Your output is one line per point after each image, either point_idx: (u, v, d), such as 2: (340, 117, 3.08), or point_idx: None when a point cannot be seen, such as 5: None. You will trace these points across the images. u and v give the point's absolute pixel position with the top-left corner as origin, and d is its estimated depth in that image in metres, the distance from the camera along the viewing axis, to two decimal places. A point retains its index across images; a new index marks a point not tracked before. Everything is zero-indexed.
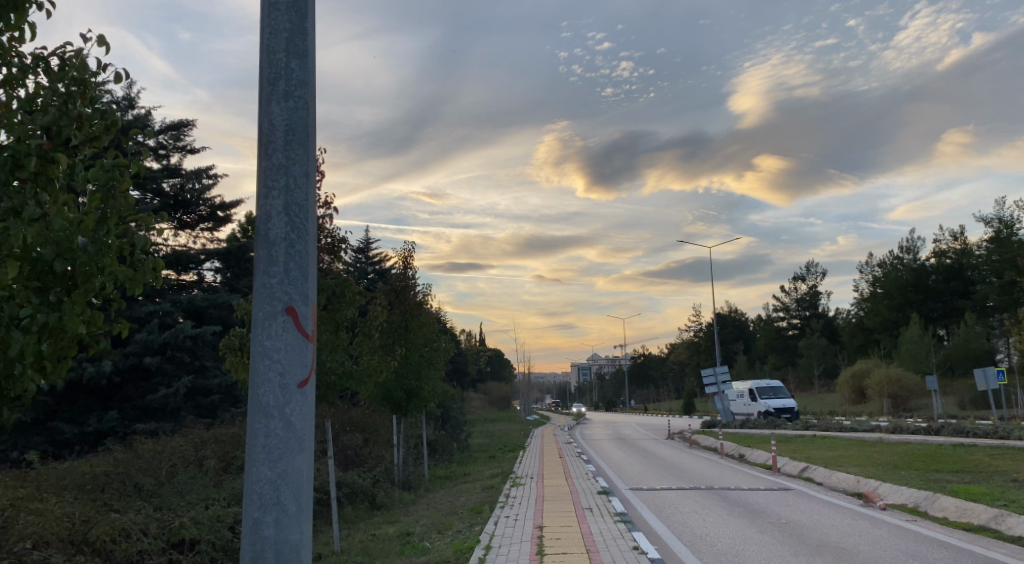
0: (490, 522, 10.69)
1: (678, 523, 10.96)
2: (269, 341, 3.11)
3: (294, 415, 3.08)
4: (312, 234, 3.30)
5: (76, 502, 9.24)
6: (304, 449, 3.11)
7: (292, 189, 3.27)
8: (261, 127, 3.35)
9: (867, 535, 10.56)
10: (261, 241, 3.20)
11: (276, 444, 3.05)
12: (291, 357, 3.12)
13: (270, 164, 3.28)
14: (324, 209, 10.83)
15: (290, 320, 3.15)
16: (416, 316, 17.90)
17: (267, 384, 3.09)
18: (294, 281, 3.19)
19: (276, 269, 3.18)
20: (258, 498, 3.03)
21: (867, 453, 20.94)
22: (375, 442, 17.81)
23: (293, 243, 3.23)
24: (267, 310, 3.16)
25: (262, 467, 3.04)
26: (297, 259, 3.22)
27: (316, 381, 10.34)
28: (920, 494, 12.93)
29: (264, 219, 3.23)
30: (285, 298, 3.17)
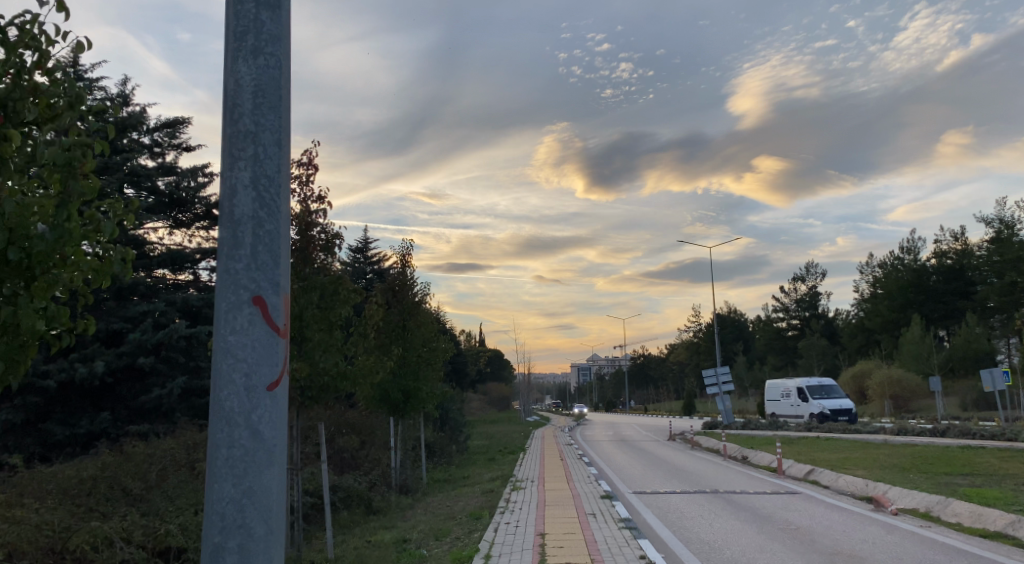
0: (490, 529, 10.32)
1: (685, 530, 10.59)
2: (232, 336, 2.86)
3: (261, 422, 2.83)
4: (283, 211, 3.05)
5: (58, 509, 8.88)
6: (273, 462, 2.85)
7: (261, 160, 3.03)
8: (227, 88, 3.10)
9: (881, 542, 10.15)
10: (227, 220, 2.96)
11: (241, 458, 2.80)
12: (260, 355, 2.87)
13: (236, 130, 3.03)
14: (318, 204, 10.47)
15: (257, 312, 2.90)
16: (414, 315, 17.53)
17: (232, 388, 2.84)
18: (263, 267, 2.95)
19: (242, 252, 2.94)
20: (220, 520, 2.77)
21: (873, 455, 20.57)
22: (373, 445, 17.44)
23: (261, 223, 2.99)
24: (232, 300, 2.91)
25: (225, 484, 2.79)
26: (265, 240, 2.98)
27: (311, 383, 9.98)
28: (932, 498, 12.56)
29: (229, 194, 2.99)
30: (252, 287, 2.92)
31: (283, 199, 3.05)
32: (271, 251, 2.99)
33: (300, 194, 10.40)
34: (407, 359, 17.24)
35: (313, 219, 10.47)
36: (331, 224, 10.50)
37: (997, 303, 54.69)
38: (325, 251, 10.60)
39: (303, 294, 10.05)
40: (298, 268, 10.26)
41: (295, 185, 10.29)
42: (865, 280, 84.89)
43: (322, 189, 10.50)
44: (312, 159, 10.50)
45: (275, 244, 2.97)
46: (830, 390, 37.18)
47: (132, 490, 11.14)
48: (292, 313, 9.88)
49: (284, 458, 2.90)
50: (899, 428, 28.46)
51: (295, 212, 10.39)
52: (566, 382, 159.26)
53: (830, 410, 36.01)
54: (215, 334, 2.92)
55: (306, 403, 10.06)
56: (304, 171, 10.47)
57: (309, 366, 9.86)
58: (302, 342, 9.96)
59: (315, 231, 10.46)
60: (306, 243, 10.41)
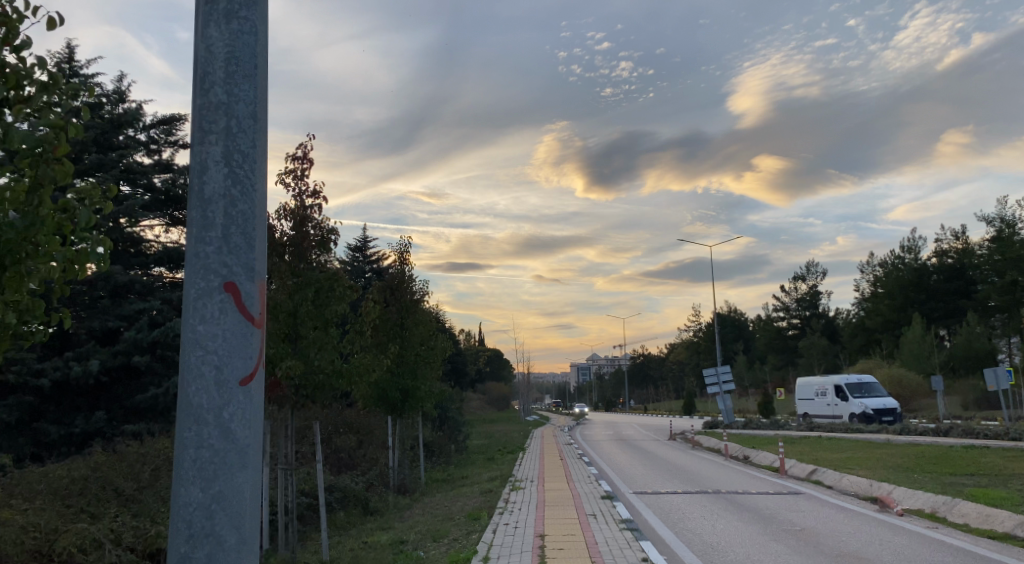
0: (489, 531, 10.12)
1: (686, 530, 10.40)
2: (201, 326, 2.70)
3: (233, 421, 2.66)
4: (258, 188, 2.89)
5: (46, 511, 8.66)
6: (247, 464, 2.68)
7: (235, 133, 2.87)
8: (197, 55, 2.94)
9: (888, 544, 9.94)
10: (196, 197, 2.80)
11: (211, 459, 2.63)
12: (232, 346, 2.71)
13: (206, 100, 2.86)
14: (313, 199, 10.26)
15: (229, 299, 2.74)
16: (412, 313, 17.35)
17: (200, 382, 2.67)
18: (236, 251, 2.80)
19: (213, 234, 2.78)
20: (186, 527, 2.60)
21: (876, 455, 20.37)
22: (370, 444, 17.25)
23: (234, 202, 2.83)
24: (202, 286, 2.74)
25: (193, 488, 2.62)
26: (238, 221, 2.83)
27: (305, 381, 9.77)
28: (938, 498, 12.37)
29: (200, 170, 2.83)
30: (224, 272, 2.76)
31: (258, 175, 2.88)
32: (245, 232, 2.83)
33: (294, 189, 10.21)
34: (404, 357, 17.05)
35: (308, 214, 10.27)
36: (326, 219, 10.29)
37: (998, 302, 54.54)
38: (321, 248, 10.36)
39: (298, 291, 9.86)
40: (292, 264, 10.05)
41: (289, 179, 10.09)
42: (865, 279, 84.68)
43: (318, 184, 10.31)
44: (307, 153, 10.32)
45: (249, 224, 2.81)
46: (871, 388, 34.36)
47: (124, 491, 10.93)
48: (286, 310, 9.70)
49: (259, 460, 2.73)
50: (901, 427, 28.26)
51: (289, 207, 10.19)
52: (565, 382, 159.10)
53: (873, 410, 32.87)
54: (184, 323, 2.76)
55: (301, 402, 9.86)
56: (299, 165, 10.28)
57: (304, 364, 9.66)
58: (297, 341, 9.77)
59: (310, 227, 10.25)
60: (301, 238, 10.18)
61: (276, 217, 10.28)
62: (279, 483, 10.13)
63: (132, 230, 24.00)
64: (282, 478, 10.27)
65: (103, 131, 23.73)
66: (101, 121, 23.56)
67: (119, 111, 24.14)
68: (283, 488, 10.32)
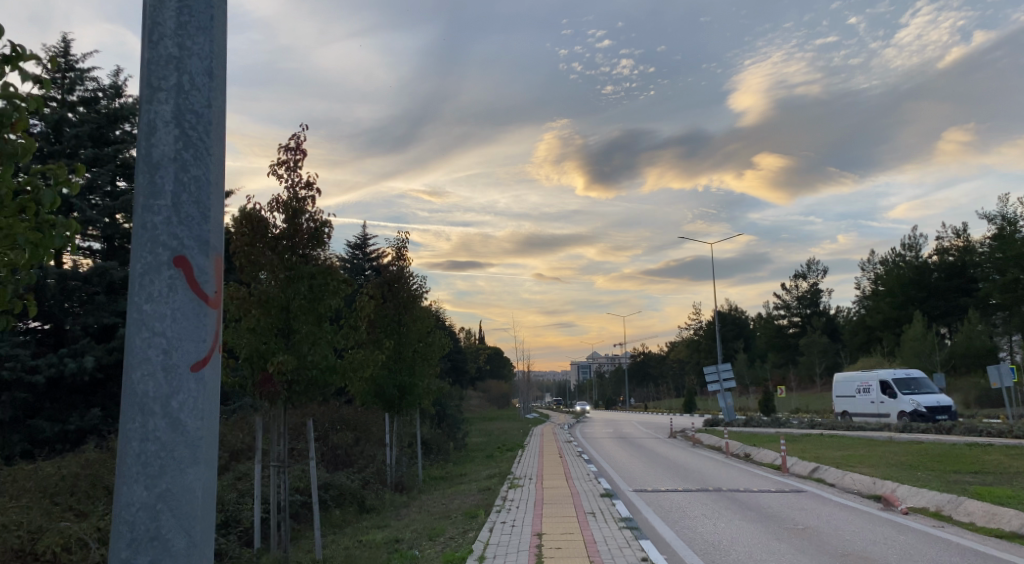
0: (485, 529, 9.92)
1: (687, 529, 10.22)
2: (148, 305, 2.81)
3: (181, 410, 2.78)
4: (211, 151, 3.02)
5: (32, 509, 8.48)
6: (197, 461, 2.80)
7: (186, 92, 3.00)
8: (146, 22, 3.07)
9: (893, 542, 9.72)
10: (144, 160, 2.91)
11: (156, 457, 2.74)
12: (182, 329, 2.84)
13: (157, 54, 3.01)
14: (306, 190, 10.04)
15: (179, 273, 2.86)
16: (409, 310, 17.16)
17: (146, 369, 2.79)
18: (187, 220, 2.91)
19: (164, 203, 2.90)
20: (129, 527, 2.71)
21: (879, 453, 20.16)
22: (367, 442, 17.06)
23: (186, 167, 2.96)
24: (151, 260, 2.87)
25: (137, 487, 2.73)
26: (191, 185, 2.95)
27: (298, 377, 9.57)
28: (943, 496, 12.16)
29: (148, 133, 2.95)
30: (174, 246, 2.88)
31: (212, 139, 3.02)
32: (197, 201, 2.95)
33: (287, 180, 9.99)
34: (401, 354, 16.84)
35: (301, 207, 10.04)
36: (320, 212, 10.07)
37: (999, 300, 54.26)
38: (315, 242, 10.12)
39: (291, 284, 9.65)
40: (285, 258, 9.82)
41: (281, 170, 9.89)
42: (867, 277, 84.31)
43: (311, 175, 10.09)
44: (300, 144, 10.11)
45: (201, 192, 2.94)
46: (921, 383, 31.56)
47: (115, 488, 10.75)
48: (278, 303, 9.52)
49: (211, 455, 2.84)
50: (904, 425, 28.02)
51: (282, 199, 9.97)
52: (566, 381, 158.74)
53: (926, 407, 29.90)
54: (132, 301, 2.87)
55: (294, 399, 9.65)
56: (292, 156, 10.06)
57: (297, 359, 9.45)
58: (290, 336, 9.57)
59: (303, 219, 10.03)
60: (294, 231, 9.95)
61: (268, 210, 10.06)
62: (272, 481, 9.93)
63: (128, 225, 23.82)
64: (275, 476, 10.07)
65: (99, 127, 23.55)
66: (96, 116, 23.37)
67: (114, 106, 23.95)
68: (277, 487, 10.12)
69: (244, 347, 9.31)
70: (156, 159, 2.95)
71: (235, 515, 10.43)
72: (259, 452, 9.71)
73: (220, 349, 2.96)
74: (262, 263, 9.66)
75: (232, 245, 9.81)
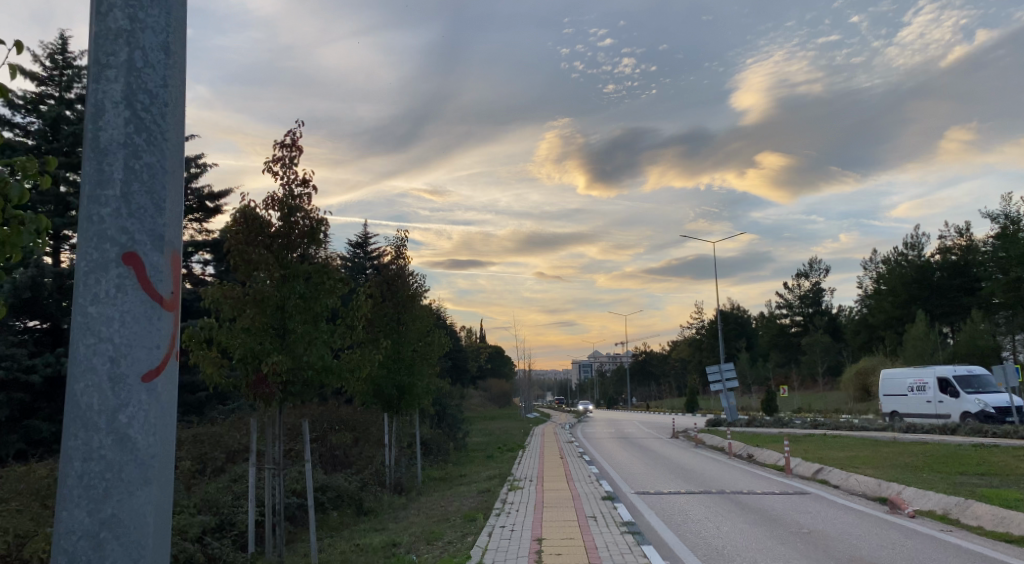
0: (484, 534, 9.71)
1: (690, 533, 10.01)
2: (93, 308, 2.64)
3: (131, 426, 2.61)
4: (167, 136, 2.85)
5: (20, 514, 8.27)
6: (149, 481, 2.62)
7: (139, 72, 2.82)
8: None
9: (903, 549, 9.49)
10: (93, 145, 2.72)
11: (102, 478, 2.56)
12: (132, 333, 2.66)
13: (105, 27, 2.83)
14: (302, 187, 9.82)
15: (130, 270, 2.69)
16: (409, 309, 16.97)
17: (91, 381, 2.61)
18: (139, 213, 2.74)
19: (113, 195, 2.73)
20: (72, 554, 2.53)
21: (883, 454, 19.93)
22: (366, 442, 16.86)
23: (138, 152, 2.78)
24: (98, 257, 2.69)
25: (81, 512, 2.55)
26: (143, 172, 2.77)
27: (294, 378, 9.37)
28: (950, 500, 11.95)
29: (96, 114, 2.76)
30: (123, 241, 2.71)
31: (167, 121, 2.85)
32: (150, 191, 2.77)
33: (283, 178, 9.78)
34: (399, 354, 16.64)
35: (297, 204, 9.83)
36: (316, 209, 9.86)
37: (1002, 299, 54.06)
38: (311, 240, 9.89)
39: (286, 283, 9.45)
40: (281, 257, 9.62)
41: (277, 167, 9.67)
42: (868, 276, 84.07)
43: (307, 172, 9.88)
44: (296, 140, 9.91)
45: (154, 180, 2.76)
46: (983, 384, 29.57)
47: None
48: (273, 303, 9.31)
49: (163, 475, 2.67)
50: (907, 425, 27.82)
51: (278, 197, 9.76)
52: (566, 379, 158.49)
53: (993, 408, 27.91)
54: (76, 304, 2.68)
55: (289, 400, 9.46)
56: (287, 153, 9.86)
57: (292, 360, 9.25)
58: (285, 335, 9.38)
59: (299, 217, 9.82)
60: (290, 230, 9.76)
61: (263, 208, 9.85)
62: (267, 483, 9.69)
63: None
64: (270, 478, 9.81)
65: None
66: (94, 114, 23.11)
67: None
68: (272, 489, 9.84)
69: (237, 347, 9.11)
70: (106, 144, 2.77)
71: (230, 518, 10.28)
72: (254, 453, 9.46)
73: (176, 357, 2.79)
74: (257, 262, 9.43)
75: (226, 244, 9.59)
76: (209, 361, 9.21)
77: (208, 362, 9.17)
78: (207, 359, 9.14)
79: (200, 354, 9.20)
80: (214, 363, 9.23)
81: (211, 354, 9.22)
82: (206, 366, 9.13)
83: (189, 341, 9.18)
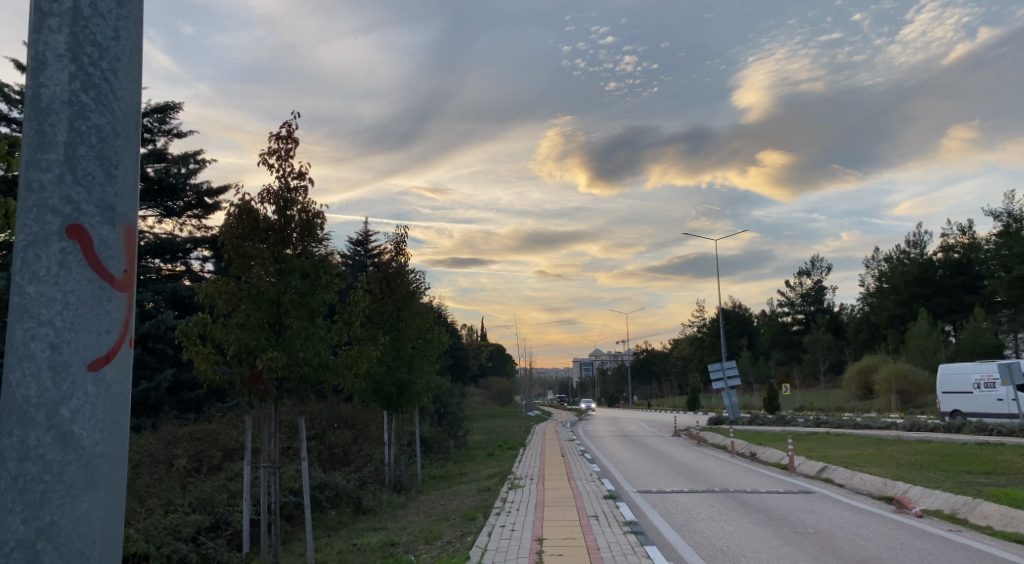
0: (484, 533, 9.52)
1: (694, 533, 9.82)
2: (32, 287, 2.25)
3: (75, 423, 2.22)
4: (122, 93, 2.46)
5: None
6: (94, 487, 2.24)
7: (89, 16, 2.44)
8: None
9: (911, 550, 9.26)
10: (33, 103, 2.33)
11: (38, 485, 2.17)
12: (77, 318, 2.27)
13: None
14: (298, 180, 9.63)
15: (74, 245, 2.31)
16: (409, 306, 16.80)
17: (26, 370, 2.22)
18: (87, 179, 2.36)
19: (55, 155, 2.34)
20: None
21: (888, 452, 19.74)
22: (365, 440, 16.68)
23: (87, 109, 2.39)
24: (38, 228, 2.30)
25: (12, 525, 2.15)
26: (94, 134, 2.39)
27: (291, 374, 9.17)
28: (958, 499, 11.76)
29: (35, 63, 2.36)
30: (68, 211, 2.32)
31: (121, 75, 2.46)
32: (99, 154, 2.39)
33: (278, 170, 9.60)
34: (398, 351, 16.44)
35: (293, 197, 9.64)
36: (312, 202, 9.67)
37: (1004, 298, 53.88)
38: (307, 234, 9.69)
39: (283, 277, 9.26)
40: (276, 251, 9.44)
41: (272, 159, 9.48)
42: (870, 274, 83.88)
43: (303, 165, 9.69)
44: (292, 132, 9.73)
45: (106, 143, 2.39)
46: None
47: None
48: (269, 298, 9.11)
49: (113, 481, 2.29)
50: (911, 424, 27.61)
51: (273, 190, 9.57)
52: (567, 378, 158.42)
53: None
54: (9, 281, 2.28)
55: (285, 397, 9.23)
56: (283, 145, 9.67)
57: (287, 356, 9.03)
58: (281, 332, 9.18)
59: (295, 211, 9.64)
60: (286, 224, 9.58)
61: (258, 201, 9.65)
62: (263, 482, 9.50)
63: None
64: (266, 477, 9.61)
65: None
66: None
67: None
68: (268, 488, 9.65)
69: (232, 344, 8.91)
70: (48, 99, 2.37)
71: (225, 517, 10.12)
72: (250, 451, 9.26)
73: (130, 342, 2.39)
74: (252, 257, 9.26)
75: (221, 237, 9.42)
76: (202, 357, 9.00)
77: (202, 359, 8.97)
78: (200, 355, 8.93)
79: (193, 350, 8.99)
80: (207, 359, 9.03)
81: (204, 350, 9.00)
82: (200, 363, 8.93)
83: (182, 337, 9.00)
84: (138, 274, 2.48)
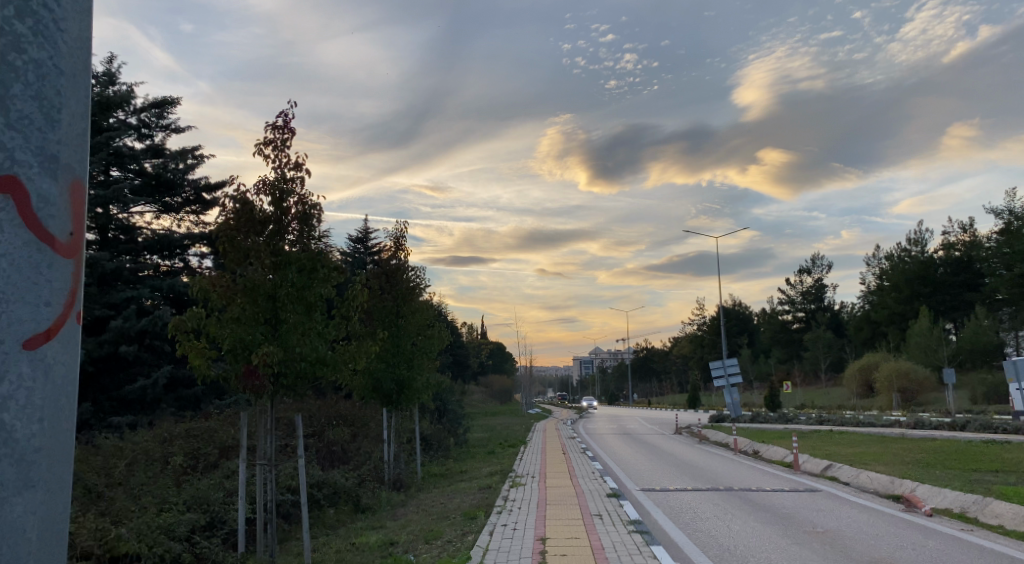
0: (486, 533, 9.30)
1: (700, 532, 9.61)
2: None
3: (15, 390, 2.12)
4: (65, 42, 2.36)
5: None
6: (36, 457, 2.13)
7: None
8: None
9: (922, 549, 9.06)
10: None
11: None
12: (13, 277, 2.16)
13: None
14: (295, 171, 9.41)
15: (13, 202, 2.20)
16: (409, 301, 16.57)
17: None
18: (27, 132, 2.25)
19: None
20: None
21: (893, 450, 19.54)
22: (365, 438, 16.47)
23: (26, 58, 2.27)
24: None
25: None
26: (35, 84, 2.28)
27: (287, 370, 8.93)
28: (967, 498, 11.55)
29: None
30: (6, 167, 2.21)
31: (62, 27, 2.36)
32: (40, 103, 2.28)
33: (275, 161, 9.37)
34: (398, 347, 16.22)
35: (289, 188, 9.42)
36: (309, 194, 9.44)
37: (1005, 295, 53.66)
38: (303, 226, 9.46)
39: (278, 270, 9.05)
40: (271, 243, 9.22)
41: (268, 150, 9.25)
42: (871, 272, 83.65)
43: (300, 155, 9.46)
44: (289, 122, 9.50)
45: (47, 93, 2.28)
46: None
47: (94, 488, 10.16)
48: (264, 291, 8.90)
49: (56, 448, 2.19)
50: (915, 421, 27.39)
51: (268, 180, 9.35)
52: (567, 376, 158.28)
53: None
54: None
55: (281, 393, 9.02)
56: (279, 135, 9.44)
57: (283, 351, 8.81)
58: (277, 326, 8.99)
59: (291, 202, 9.42)
60: (281, 216, 9.35)
61: (254, 192, 9.42)
62: (259, 479, 9.30)
63: (121, 215, 23.20)
64: (261, 475, 9.41)
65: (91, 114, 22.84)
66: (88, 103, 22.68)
67: (107, 93, 23.24)
68: (264, 485, 9.43)
69: (227, 338, 8.72)
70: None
71: (220, 515, 9.95)
72: (244, 448, 9.06)
73: (74, 317, 2.30)
74: (247, 249, 9.05)
75: (215, 230, 9.20)
76: (196, 352, 8.78)
77: (195, 354, 8.75)
78: (194, 349, 8.72)
79: (187, 344, 8.77)
80: (202, 354, 8.81)
81: (199, 344, 8.78)
82: (194, 358, 8.71)
83: (174, 331, 8.78)
84: (85, 237, 2.39)
